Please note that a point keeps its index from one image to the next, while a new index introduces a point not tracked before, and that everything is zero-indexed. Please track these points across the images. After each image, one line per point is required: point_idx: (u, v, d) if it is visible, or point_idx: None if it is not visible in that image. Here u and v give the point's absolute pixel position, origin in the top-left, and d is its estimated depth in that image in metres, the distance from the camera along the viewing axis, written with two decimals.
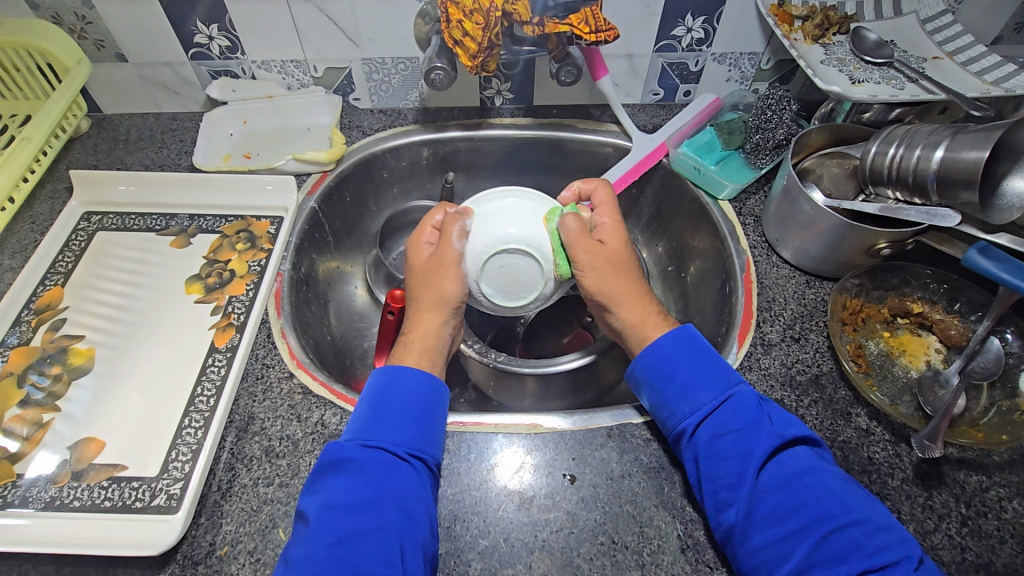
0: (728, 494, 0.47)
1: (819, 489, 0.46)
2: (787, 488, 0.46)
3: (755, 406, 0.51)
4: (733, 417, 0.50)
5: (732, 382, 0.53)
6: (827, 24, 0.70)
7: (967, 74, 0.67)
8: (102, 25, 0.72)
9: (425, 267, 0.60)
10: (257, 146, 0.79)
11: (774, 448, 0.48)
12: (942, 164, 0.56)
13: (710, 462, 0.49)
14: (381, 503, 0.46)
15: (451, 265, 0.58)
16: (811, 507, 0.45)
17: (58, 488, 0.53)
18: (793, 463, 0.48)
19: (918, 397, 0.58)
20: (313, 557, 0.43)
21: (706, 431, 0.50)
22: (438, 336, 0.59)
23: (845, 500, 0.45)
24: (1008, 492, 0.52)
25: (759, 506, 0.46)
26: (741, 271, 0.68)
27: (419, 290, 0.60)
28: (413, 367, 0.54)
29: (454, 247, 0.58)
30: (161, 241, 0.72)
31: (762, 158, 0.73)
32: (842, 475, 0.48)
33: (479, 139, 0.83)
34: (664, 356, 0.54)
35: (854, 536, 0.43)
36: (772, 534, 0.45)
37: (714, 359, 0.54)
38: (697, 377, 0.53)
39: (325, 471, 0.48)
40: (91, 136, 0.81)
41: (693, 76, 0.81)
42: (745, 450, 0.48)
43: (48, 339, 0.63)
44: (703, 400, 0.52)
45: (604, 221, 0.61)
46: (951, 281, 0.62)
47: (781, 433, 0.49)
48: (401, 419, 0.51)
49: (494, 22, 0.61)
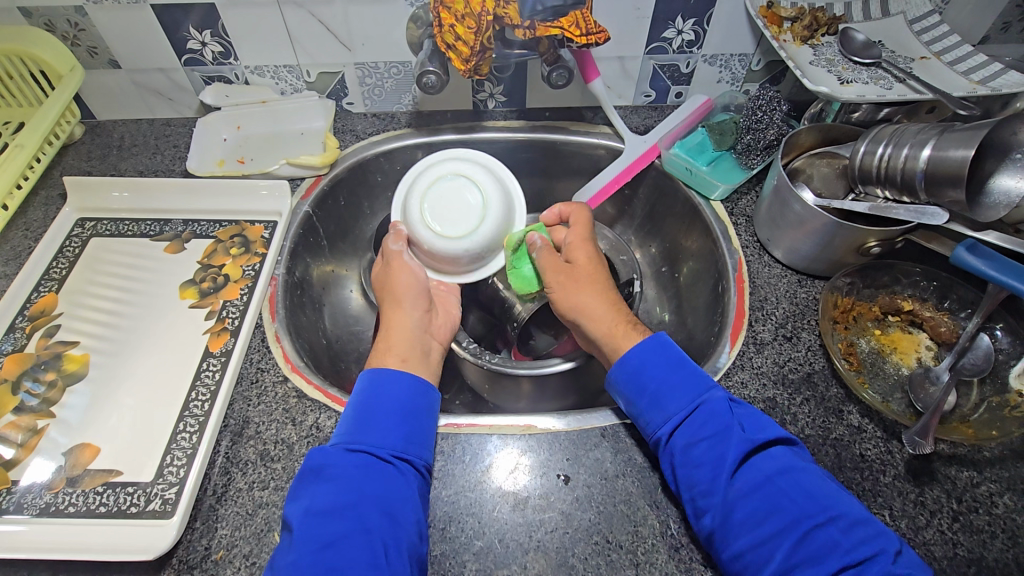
0: (705, 501, 0.48)
1: (793, 490, 0.46)
2: (760, 493, 0.46)
3: (726, 411, 0.51)
4: (705, 424, 0.50)
5: (705, 388, 0.53)
6: (815, 25, 0.71)
7: (954, 73, 0.68)
8: (95, 31, 0.72)
9: (380, 278, 0.67)
10: (251, 151, 0.79)
11: (746, 452, 0.48)
12: (929, 162, 0.56)
13: (686, 470, 0.49)
14: (363, 506, 0.46)
15: (398, 261, 0.66)
16: (785, 510, 0.45)
17: (53, 495, 0.53)
18: (765, 466, 0.48)
19: (909, 394, 0.59)
20: (297, 563, 0.43)
21: (678, 440, 0.50)
22: (403, 327, 0.61)
23: (820, 500, 0.45)
24: (999, 488, 0.52)
25: (736, 511, 0.46)
26: (732, 271, 0.68)
27: (385, 290, 0.66)
28: (388, 367, 0.55)
29: (395, 247, 0.67)
30: (155, 246, 0.73)
31: (753, 158, 0.73)
32: (818, 473, 0.48)
33: (473, 142, 0.83)
34: (636, 365, 0.55)
35: (830, 535, 0.43)
36: (749, 538, 0.45)
37: (687, 365, 0.54)
38: (668, 384, 0.53)
39: (308, 477, 0.48)
40: (85, 142, 0.81)
41: (684, 78, 0.81)
42: (718, 455, 0.48)
43: (43, 347, 0.63)
44: (675, 409, 0.52)
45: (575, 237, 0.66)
46: (941, 278, 0.62)
47: (752, 438, 0.49)
48: (387, 421, 0.51)
49: (486, 25, 0.62)
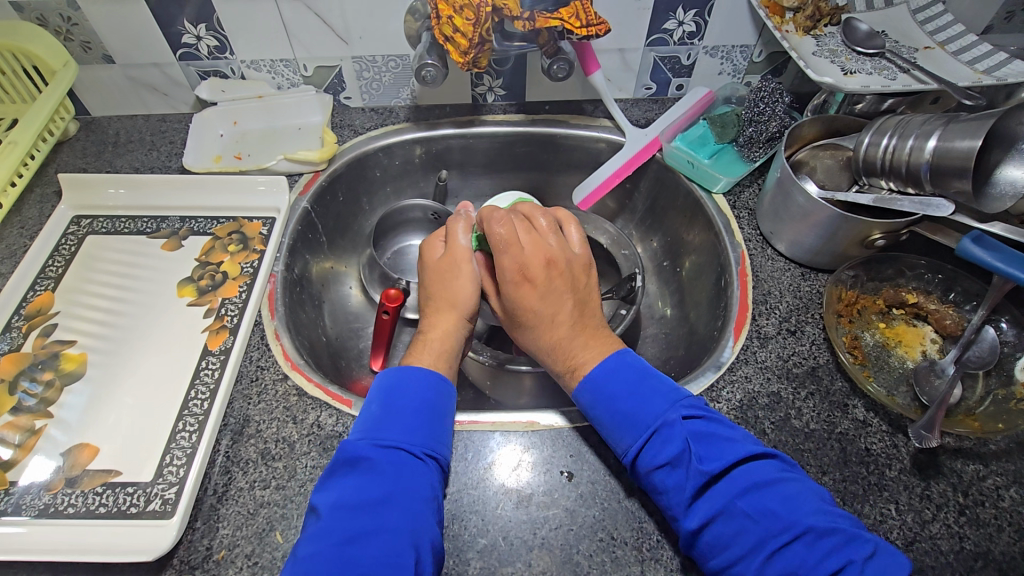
0: (678, 524, 0.47)
1: (755, 509, 0.43)
2: (722, 517, 0.44)
3: (681, 435, 0.48)
4: (661, 452, 0.47)
5: (663, 409, 0.49)
6: (818, 15, 0.70)
7: (959, 63, 0.67)
8: (88, 26, 0.71)
9: (435, 266, 0.63)
10: (248, 146, 0.78)
11: (703, 482, 0.45)
12: (934, 154, 0.56)
13: (656, 495, 0.48)
14: (391, 503, 0.45)
15: (465, 262, 0.62)
16: (749, 532, 0.43)
17: (52, 496, 0.52)
18: (726, 490, 0.45)
19: (914, 388, 0.58)
20: (320, 555, 0.42)
21: (642, 468, 0.48)
22: (454, 336, 0.58)
23: (785, 516, 0.43)
24: (1005, 480, 0.52)
25: (704, 536, 0.45)
26: (735, 265, 0.68)
27: (437, 283, 0.62)
28: (423, 367, 0.54)
29: (463, 243, 0.64)
30: (152, 244, 0.72)
31: (756, 150, 0.73)
32: (786, 485, 0.45)
33: (472, 136, 0.82)
34: (591, 395, 0.52)
35: (797, 554, 0.41)
36: (721, 560, 0.44)
37: (641, 388, 0.51)
38: (623, 413, 0.50)
39: (339, 469, 0.48)
40: (80, 139, 0.80)
41: (685, 70, 0.80)
42: (678, 484, 0.46)
43: (40, 346, 0.62)
44: (631, 439, 0.49)
45: (506, 271, 0.57)
46: (946, 270, 0.61)
47: (704, 466, 0.46)
48: (416, 418, 0.50)
49: (484, 16, 0.61)
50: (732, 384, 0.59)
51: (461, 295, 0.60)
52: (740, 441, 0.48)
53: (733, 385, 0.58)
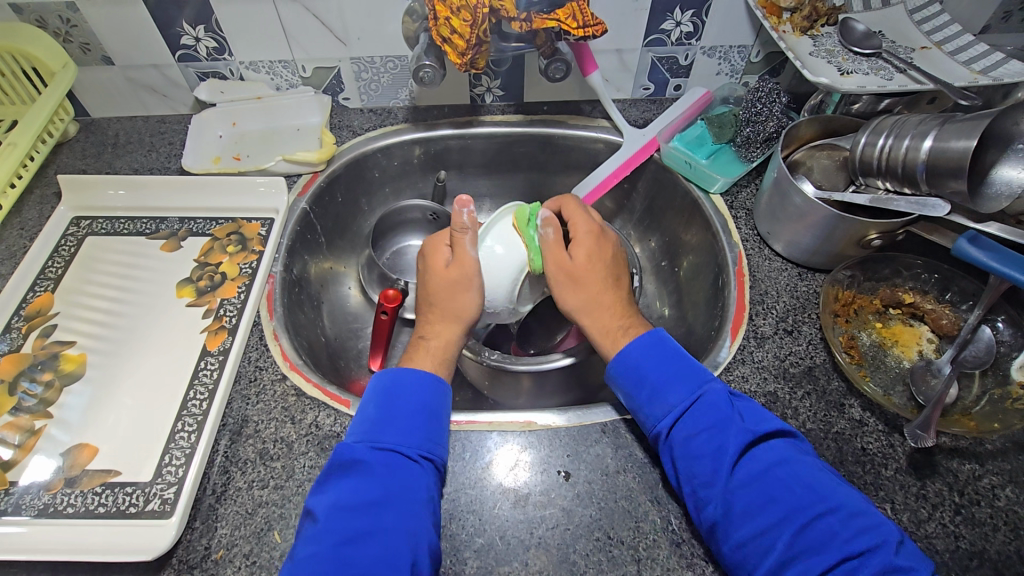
0: (706, 493, 0.47)
1: (795, 479, 0.45)
2: (760, 483, 0.46)
3: (726, 401, 0.50)
4: (707, 414, 0.49)
5: (703, 380, 0.52)
6: (815, 16, 0.70)
7: (955, 63, 0.67)
8: (87, 28, 0.71)
9: (438, 273, 0.61)
10: (246, 147, 0.78)
11: (747, 442, 0.48)
12: (930, 154, 0.56)
13: (686, 463, 0.48)
14: (388, 505, 0.46)
15: (468, 275, 0.60)
16: (783, 501, 0.45)
17: (51, 496, 0.53)
18: (764, 457, 0.47)
19: (910, 387, 0.58)
20: (318, 556, 0.43)
21: (680, 433, 0.49)
22: (454, 346, 0.59)
23: (819, 490, 0.45)
24: (1000, 480, 0.52)
25: (735, 504, 0.45)
26: (733, 265, 0.68)
27: (438, 292, 0.61)
28: (425, 372, 0.54)
29: (471, 253, 0.61)
30: (151, 245, 0.72)
31: (753, 150, 0.73)
32: (815, 465, 0.47)
33: (470, 137, 0.83)
34: (636, 360, 0.54)
35: (829, 525, 0.43)
36: (748, 531, 0.44)
37: (684, 359, 0.54)
38: (669, 376, 0.52)
39: (333, 472, 0.48)
40: (80, 140, 0.81)
41: (683, 70, 0.80)
42: (717, 447, 0.47)
43: (39, 346, 0.62)
44: (675, 400, 0.51)
45: (584, 229, 0.63)
46: (942, 271, 0.62)
47: (752, 428, 0.48)
48: (411, 420, 0.51)
49: (482, 18, 0.61)
50: (728, 384, 0.59)
51: (463, 307, 0.60)
52: (777, 417, 0.51)
53: (730, 385, 0.59)
